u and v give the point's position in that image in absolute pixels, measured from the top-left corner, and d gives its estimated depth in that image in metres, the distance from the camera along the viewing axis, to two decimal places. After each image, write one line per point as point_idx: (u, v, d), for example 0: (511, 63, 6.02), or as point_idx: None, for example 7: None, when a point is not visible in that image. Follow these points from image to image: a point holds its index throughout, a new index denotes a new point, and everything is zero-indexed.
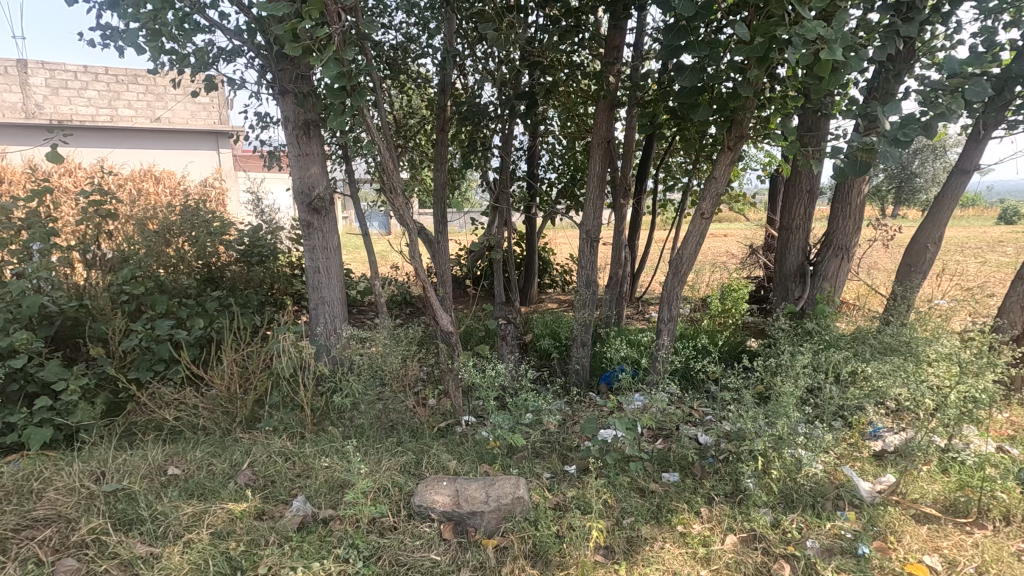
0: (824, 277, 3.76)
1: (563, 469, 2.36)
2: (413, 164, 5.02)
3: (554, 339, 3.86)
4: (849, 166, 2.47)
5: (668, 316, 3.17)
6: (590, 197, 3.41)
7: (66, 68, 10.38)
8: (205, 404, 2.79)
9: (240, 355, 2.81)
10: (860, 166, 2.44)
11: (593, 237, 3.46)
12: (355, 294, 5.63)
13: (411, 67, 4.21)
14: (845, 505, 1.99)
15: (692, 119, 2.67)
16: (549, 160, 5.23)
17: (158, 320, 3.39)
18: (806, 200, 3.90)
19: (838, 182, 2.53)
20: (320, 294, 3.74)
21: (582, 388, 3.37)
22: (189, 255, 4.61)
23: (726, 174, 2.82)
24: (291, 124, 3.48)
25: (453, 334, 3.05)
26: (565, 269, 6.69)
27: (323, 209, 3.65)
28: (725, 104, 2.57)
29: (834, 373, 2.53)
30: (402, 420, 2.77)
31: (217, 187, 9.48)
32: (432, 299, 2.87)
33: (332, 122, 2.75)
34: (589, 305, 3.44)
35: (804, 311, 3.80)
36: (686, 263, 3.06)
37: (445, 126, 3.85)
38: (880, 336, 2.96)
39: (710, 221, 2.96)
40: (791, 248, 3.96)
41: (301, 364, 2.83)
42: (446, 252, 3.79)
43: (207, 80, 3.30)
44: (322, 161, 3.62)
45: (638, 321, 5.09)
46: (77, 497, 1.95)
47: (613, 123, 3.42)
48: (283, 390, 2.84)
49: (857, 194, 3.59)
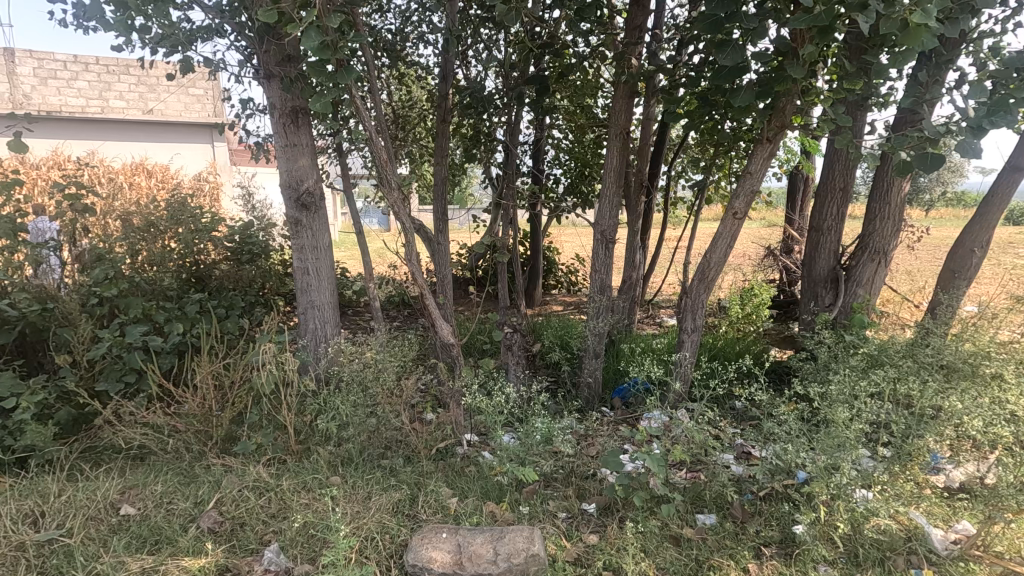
0: (857, 283, 3.44)
1: (580, 507, 2.07)
2: (413, 159, 4.72)
3: (565, 349, 3.57)
4: (918, 160, 2.28)
5: (692, 327, 2.92)
6: (606, 193, 3.09)
7: (54, 57, 10.08)
8: (176, 424, 2.49)
9: (216, 367, 2.51)
10: (931, 159, 2.25)
11: (609, 238, 3.12)
12: (350, 295, 5.44)
13: (411, 54, 3.96)
14: (920, 563, 1.71)
15: (732, 106, 2.28)
16: (555, 156, 4.97)
17: (130, 325, 3.11)
18: (838, 200, 3.52)
19: (903, 178, 2.35)
20: (309, 298, 3.43)
21: (595, 405, 3.09)
22: (174, 254, 4.32)
23: (762, 169, 2.53)
24: (278, 111, 3.17)
25: (455, 347, 2.77)
26: (570, 269, 6.37)
27: (313, 206, 3.34)
28: (769, 86, 2.23)
29: (883, 396, 2.25)
30: (397, 443, 2.48)
31: (212, 182, 9.23)
32: (431, 306, 2.67)
33: (316, 104, 2.40)
34: (604, 314, 3.16)
35: (837, 321, 3.46)
36: (714, 268, 2.76)
37: (447, 116, 3.55)
38: (927, 352, 2.67)
39: (743, 222, 2.65)
40: (821, 252, 3.60)
41: (283, 379, 2.53)
42: (447, 253, 3.48)
43: (183, 62, 2.97)
44: (312, 153, 3.32)
45: (649, 327, 4.80)
46: (5, 548, 1.67)
47: (631, 111, 3.10)
48: (263, 408, 2.53)
49: (897, 194, 3.26)
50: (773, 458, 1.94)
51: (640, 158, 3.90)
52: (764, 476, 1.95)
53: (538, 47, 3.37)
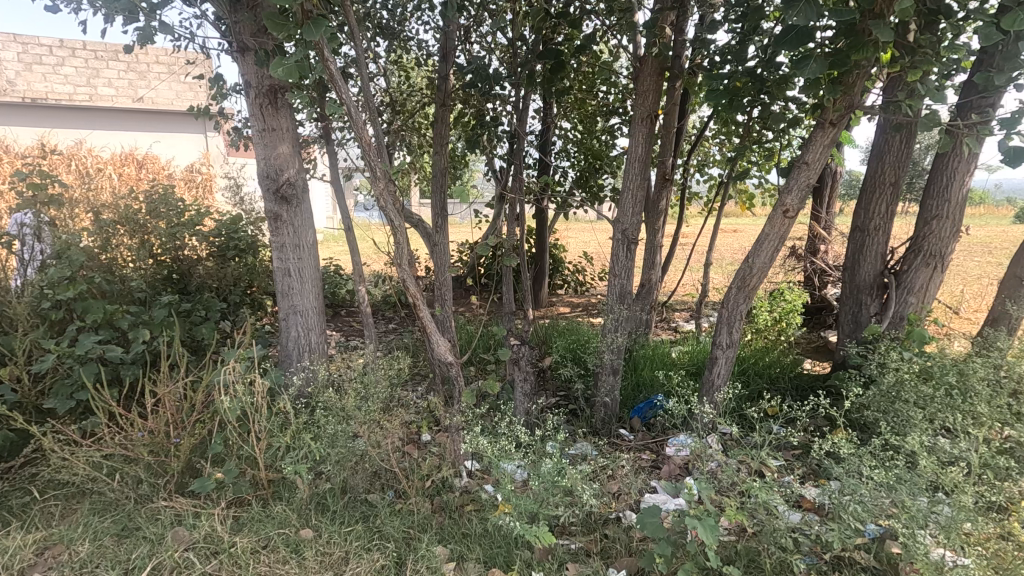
0: (910, 290, 3.02)
1: (606, 573, 1.73)
2: (411, 149, 4.33)
3: (577, 363, 3.20)
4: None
5: (727, 342, 2.55)
6: (629, 185, 2.69)
7: (40, 42, 9.96)
8: (125, 458, 2.12)
9: (175, 389, 2.15)
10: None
11: (632, 238, 2.70)
12: (342, 294, 5.11)
13: (408, 32, 3.71)
14: None
15: (796, 80, 1.87)
16: (562, 146, 4.61)
17: (86, 334, 2.75)
18: (888, 196, 3.08)
19: (1015, 167, 2.07)
20: (291, 302, 3.06)
21: (613, 428, 2.75)
22: (151, 251, 3.92)
23: (820, 159, 2.15)
24: (254, 91, 2.78)
25: (453, 365, 2.37)
26: (578, 269, 6.00)
27: (294, 198, 2.95)
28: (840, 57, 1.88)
29: (966, 436, 1.87)
30: (386, 483, 2.12)
31: (204, 173, 8.89)
32: (425, 315, 2.31)
33: (278, 68, 2.07)
34: (625, 325, 2.78)
35: (887, 333, 3.06)
36: (756, 275, 2.37)
37: (447, 99, 3.12)
38: (1005, 376, 2.29)
39: (794, 221, 2.27)
40: (866, 255, 3.15)
41: (253, 405, 2.17)
42: (447, 251, 3.08)
43: (141, 32, 2.56)
44: (293, 139, 2.93)
45: (665, 333, 4.44)
46: None
47: (659, 91, 2.70)
48: (229, 437, 2.16)
49: (958, 189, 2.86)
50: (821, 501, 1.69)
51: (661, 148, 3.50)
52: (818, 532, 1.63)
53: (552, 17, 2.97)
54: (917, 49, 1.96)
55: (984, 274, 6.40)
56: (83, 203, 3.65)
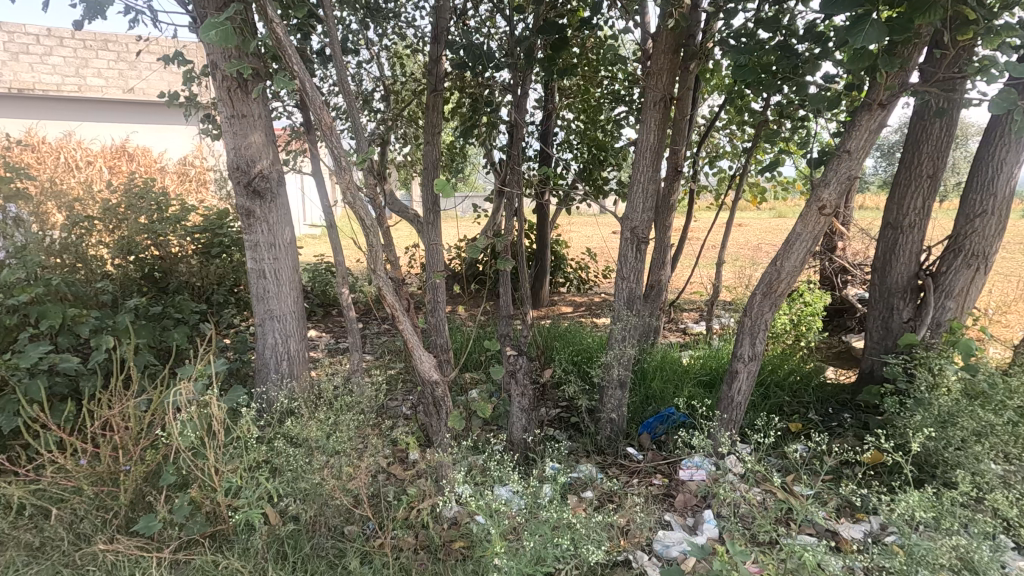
0: (949, 293, 2.73)
1: None
2: (404, 139, 4.01)
3: (579, 373, 2.93)
4: None
5: (749, 354, 2.27)
6: (639, 177, 2.40)
7: (25, 30, 9.36)
8: (63, 492, 1.84)
9: (124, 413, 1.87)
10: None
11: (642, 237, 2.41)
12: (332, 293, 4.84)
13: (398, 10, 3.37)
14: None
15: (848, 51, 1.58)
16: (564, 137, 4.32)
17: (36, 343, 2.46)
18: (925, 190, 2.77)
19: None
20: (267, 306, 2.78)
21: (619, 448, 2.48)
22: (130, 248, 3.56)
23: (863, 148, 1.87)
24: (220, 73, 2.47)
25: (440, 384, 2.09)
26: (581, 267, 5.71)
27: (268, 192, 2.66)
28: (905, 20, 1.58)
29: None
30: (359, 519, 1.87)
31: (196, 167, 8.56)
32: (406, 326, 2.04)
33: (212, 31, 1.87)
34: (633, 333, 2.51)
35: (922, 341, 2.76)
36: (786, 278, 2.09)
37: (440, 85, 2.77)
38: None
39: (830, 219, 1.99)
40: (899, 255, 2.85)
41: (212, 431, 1.89)
42: (439, 246, 2.66)
43: (86, 4, 2.28)
44: (266, 126, 2.64)
45: (673, 336, 4.18)
46: None
47: (674, 72, 2.41)
48: (183, 468, 1.88)
49: (1005, 181, 2.57)
50: (875, 557, 1.42)
51: (673, 138, 3.20)
52: None
53: None
54: (985, 17, 1.65)
55: (1011, 273, 6.09)
56: (52, 197, 3.31)
